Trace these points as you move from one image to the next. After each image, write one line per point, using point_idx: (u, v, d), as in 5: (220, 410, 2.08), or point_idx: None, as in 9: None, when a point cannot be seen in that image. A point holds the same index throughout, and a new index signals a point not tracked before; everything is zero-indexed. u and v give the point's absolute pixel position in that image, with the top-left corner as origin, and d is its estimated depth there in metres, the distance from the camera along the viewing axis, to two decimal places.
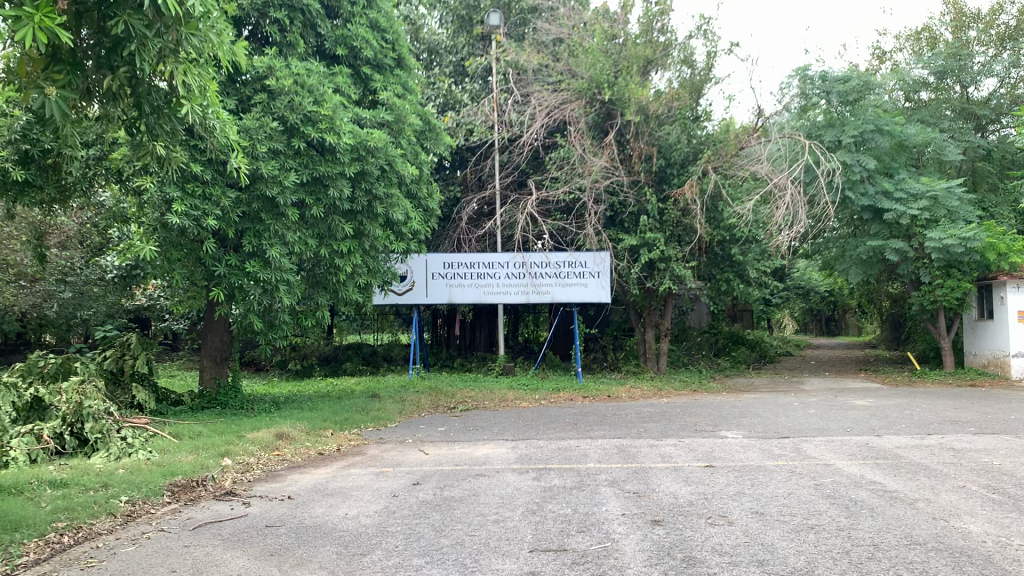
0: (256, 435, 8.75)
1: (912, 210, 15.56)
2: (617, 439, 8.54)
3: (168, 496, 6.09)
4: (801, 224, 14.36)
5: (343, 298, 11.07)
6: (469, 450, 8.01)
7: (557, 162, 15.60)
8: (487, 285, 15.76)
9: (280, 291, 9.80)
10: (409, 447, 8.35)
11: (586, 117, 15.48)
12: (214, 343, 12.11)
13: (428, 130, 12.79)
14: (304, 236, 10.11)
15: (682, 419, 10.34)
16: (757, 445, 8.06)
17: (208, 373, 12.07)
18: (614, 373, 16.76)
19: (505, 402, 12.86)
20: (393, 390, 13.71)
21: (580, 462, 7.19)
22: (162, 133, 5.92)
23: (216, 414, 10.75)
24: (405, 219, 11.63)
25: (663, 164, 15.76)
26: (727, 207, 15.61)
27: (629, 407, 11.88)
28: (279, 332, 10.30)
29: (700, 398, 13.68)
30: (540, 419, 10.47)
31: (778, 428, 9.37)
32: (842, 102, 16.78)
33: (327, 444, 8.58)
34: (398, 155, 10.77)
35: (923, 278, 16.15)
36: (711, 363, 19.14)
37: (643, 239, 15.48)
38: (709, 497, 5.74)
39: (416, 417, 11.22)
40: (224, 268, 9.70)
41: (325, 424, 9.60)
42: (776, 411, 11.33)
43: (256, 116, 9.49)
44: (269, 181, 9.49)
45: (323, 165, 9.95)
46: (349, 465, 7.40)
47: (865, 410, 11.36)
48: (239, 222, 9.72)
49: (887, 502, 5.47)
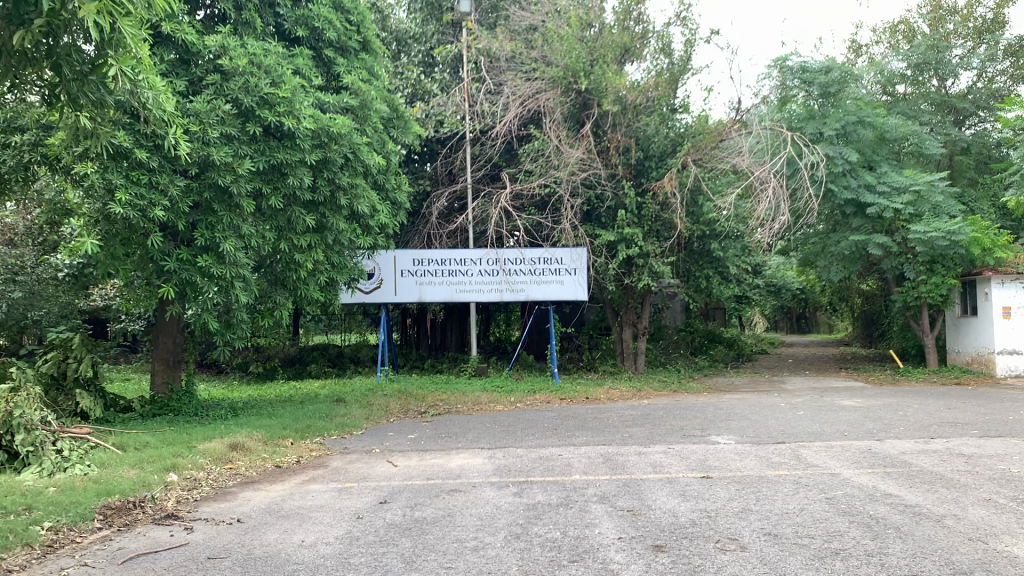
0: (208, 446, 7.99)
1: (895, 204, 15.17)
2: (602, 447, 7.91)
3: (99, 521, 5.33)
4: (783, 218, 13.91)
5: (305, 296, 10.32)
6: (442, 461, 7.33)
7: (530, 154, 14.96)
8: (458, 282, 15.08)
9: (236, 289, 9.05)
10: (376, 458, 7.65)
11: (562, 107, 14.82)
12: (167, 345, 11.27)
13: (395, 118, 12.06)
14: (261, 229, 9.37)
15: (667, 423, 9.75)
16: (753, 451, 7.50)
17: (160, 377, 11.23)
18: (590, 373, 16.19)
19: (479, 405, 12.20)
20: (359, 394, 12.95)
21: (565, 474, 6.55)
22: (88, 103, 5.35)
23: (167, 422, 9.96)
24: (371, 212, 10.90)
25: (642, 156, 15.26)
26: (708, 201, 15.08)
27: (609, 410, 11.29)
28: (235, 332, 9.54)
29: (681, 399, 13.11)
30: (517, 424, 9.82)
31: (771, 432, 8.82)
32: (823, 93, 16.33)
33: (286, 456, 7.86)
34: (363, 142, 10.05)
35: (907, 274, 15.75)
36: (688, 362, 18.63)
37: (620, 234, 14.88)
38: (713, 516, 5.13)
39: (384, 423, 10.50)
40: (174, 262, 8.89)
41: (284, 432, 8.87)
42: (764, 414, 10.78)
43: (208, 98, 8.75)
44: (221, 168, 8.74)
45: (280, 152, 9.22)
46: (309, 480, 6.70)
47: (855, 411, 10.84)
48: (191, 213, 8.95)
49: (913, 520, 4.90)
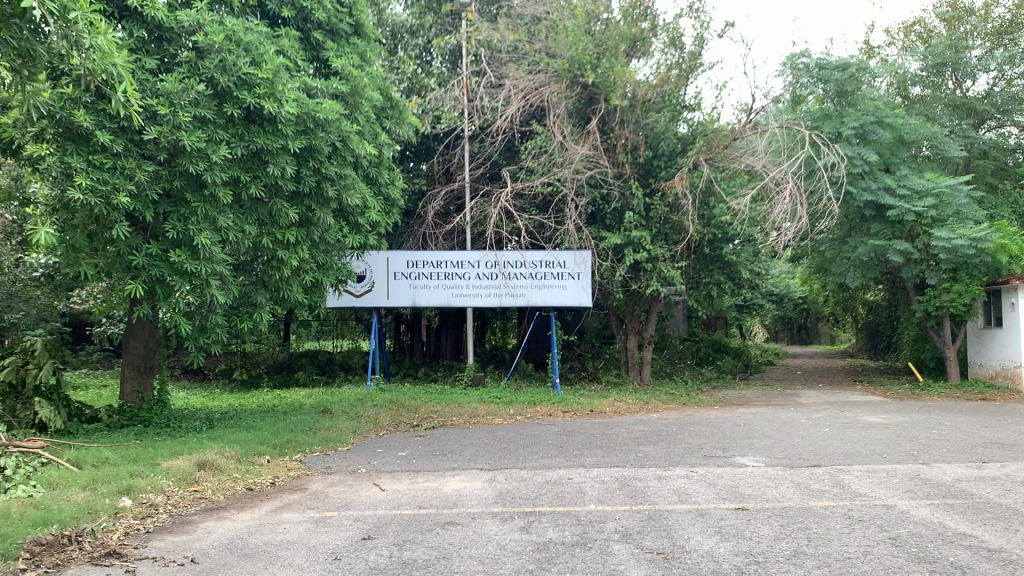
0: (172, 464, 7.10)
1: (916, 208, 14.38)
2: (615, 469, 7.04)
3: (24, 561, 4.41)
4: (801, 221, 13.11)
5: (289, 298, 9.44)
6: (436, 485, 6.46)
7: (532, 151, 14.14)
8: (455, 286, 14.22)
9: (212, 288, 8.16)
10: (363, 480, 6.79)
11: (567, 101, 13.99)
12: (137, 350, 10.33)
13: (389, 108, 11.20)
14: (240, 222, 8.49)
15: (683, 440, 8.88)
16: (788, 476, 6.65)
17: (129, 385, 10.30)
18: (594, 384, 15.33)
19: (476, 418, 11.32)
20: (348, 405, 12.05)
21: (578, 503, 5.70)
22: (12, 49, 5.63)
23: (135, 435, 9.06)
24: (361, 207, 10.04)
25: (650, 155, 14.39)
26: (720, 203, 14.28)
27: (618, 425, 10.43)
28: (211, 337, 8.65)
29: (692, 412, 12.26)
30: (519, 441, 8.94)
31: (801, 453, 7.96)
32: (838, 92, 15.57)
33: (261, 476, 6.98)
34: (352, 130, 9.22)
35: (928, 282, 14.95)
36: (695, 372, 17.77)
37: (628, 237, 14.06)
38: (763, 561, 4.28)
39: (373, 438, 9.61)
40: (143, 257, 8.00)
41: (261, 449, 8.00)
42: (786, 431, 9.93)
43: (180, 77, 7.94)
44: (194, 154, 7.89)
45: (261, 137, 8.37)
46: (283, 507, 5.81)
47: (885, 428, 9.99)
48: (161, 203, 8.09)
49: (1006, 570, 4.05)
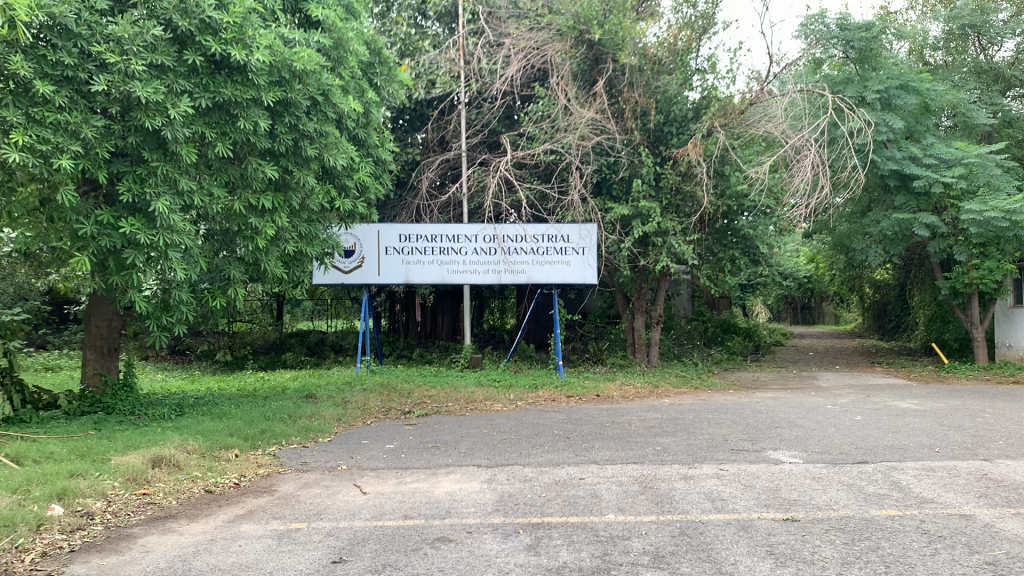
0: (122, 461, 6.15)
1: (945, 178, 13.41)
2: (633, 467, 6.12)
3: None
4: (824, 191, 12.12)
5: (266, 272, 8.48)
6: (425, 487, 5.55)
7: (534, 117, 13.13)
8: (450, 262, 13.26)
9: (171, 260, 7.18)
10: (343, 480, 5.86)
11: (571, 62, 12.99)
12: (99, 330, 9.36)
13: (378, 63, 10.06)
14: (205, 184, 7.52)
15: (704, 431, 7.97)
16: (834, 477, 5.75)
17: (91, 368, 9.35)
18: (599, 367, 14.41)
19: (475, 403, 10.40)
20: (334, 389, 11.10)
21: (596, 512, 4.79)
22: None
23: (93, 424, 8.11)
24: (347, 169, 9.04)
25: (661, 121, 13.36)
26: (736, 173, 13.28)
27: (630, 412, 9.51)
28: (176, 315, 7.76)
29: (707, 398, 11.35)
30: (521, 431, 8.00)
31: (841, 446, 7.05)
32: (860, 55, 14.56)
33: (226, 475, 6.06)
34: (335, 83, 8.22)
35: (957, 258, 14.00)
36: (704, 353, 16.86)
37: (636, 209, 13.06)
38: None
39: (359, 426, 8.66)
40: (92, 226, 7.00)
41: (228, 441, 7.07)
42: (814, 419, 9.01)
43: (133, 18, 6.92)
44: (150, 107, 6.90)
45: (228, 87, 7.38)
46: (243, 517, 4.89)
47: (922, 416, 9.07)
48: (113, 163, 7.12)
49: None
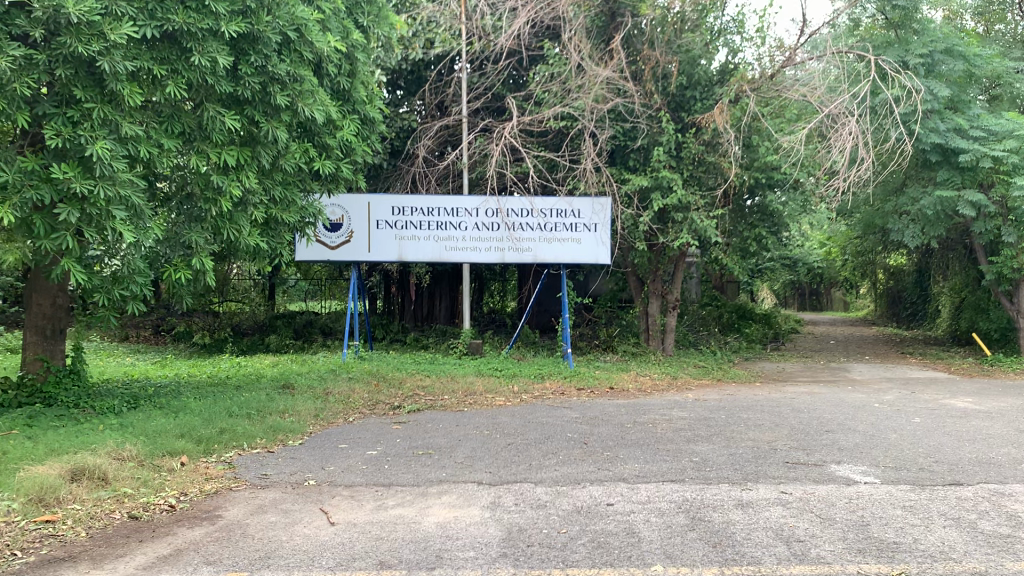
0: (32, 472, 4.90)
1: (995, 151, 12.12)
2: (672, 488, 4.89)
3: None
4: (869, 161, 10.84)
5: (234, 241, 7.23)
6: (411, 515, 4.32)
7: (542, 77, 11.85)
8: (448, 238, 11.99)
9: (115, 220, 5.92)
10: (306, 503, 4.61)
11: (585, 16, 11.68)
12: (41, 308, 8.08)
13: (365, 2, 8.72)
14: (153, 132, 6.27)
15: (744, 436, 6.75)
16: (932, 506, 4.52)
17: (31, 352, 8.09)
18: (609, 355, 13.21)
19: (474, 396, 9.17)
20: (315, 378, 9.87)
21: (641, 562, 3.57)
22: None
23: (24, 420, 6.85)
24: (326, 122, 7.79)
25: (683, 84, 12.13)
26: (766, 143, 12.02)
27: (652, 409, 8.27)
28: (126, 289, 6.49)
29: (734, 392, 10.13)
30: (529, 433, 6.77)
31: (921, 460, 5.81)
32: (900, 17, 13.23)
33: (162, 493, 4.80)
34: (309, 16, 7.00)
35: (1006, 239, 12.74)
36: (720, 341, 15.64)
37: (656, 181, 11.80)
38: None
39: (339, 424, 7.41)
40: (14, 174, 5.69)
41: (177, 444, 5.84)
42: (868, 421, 7.76)
43: None
44: (82, 31, 5.67)
45: (178, 15, 6.17)
46: (165, 560, 3.66)
47: (990, 419, 7.81)
48: (38, 103, 5.82)
49: None
